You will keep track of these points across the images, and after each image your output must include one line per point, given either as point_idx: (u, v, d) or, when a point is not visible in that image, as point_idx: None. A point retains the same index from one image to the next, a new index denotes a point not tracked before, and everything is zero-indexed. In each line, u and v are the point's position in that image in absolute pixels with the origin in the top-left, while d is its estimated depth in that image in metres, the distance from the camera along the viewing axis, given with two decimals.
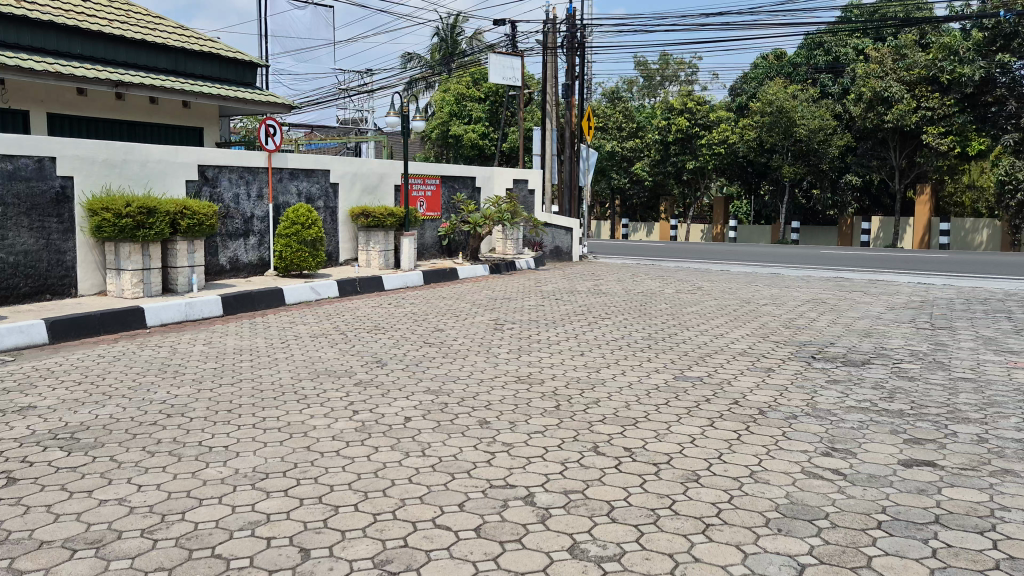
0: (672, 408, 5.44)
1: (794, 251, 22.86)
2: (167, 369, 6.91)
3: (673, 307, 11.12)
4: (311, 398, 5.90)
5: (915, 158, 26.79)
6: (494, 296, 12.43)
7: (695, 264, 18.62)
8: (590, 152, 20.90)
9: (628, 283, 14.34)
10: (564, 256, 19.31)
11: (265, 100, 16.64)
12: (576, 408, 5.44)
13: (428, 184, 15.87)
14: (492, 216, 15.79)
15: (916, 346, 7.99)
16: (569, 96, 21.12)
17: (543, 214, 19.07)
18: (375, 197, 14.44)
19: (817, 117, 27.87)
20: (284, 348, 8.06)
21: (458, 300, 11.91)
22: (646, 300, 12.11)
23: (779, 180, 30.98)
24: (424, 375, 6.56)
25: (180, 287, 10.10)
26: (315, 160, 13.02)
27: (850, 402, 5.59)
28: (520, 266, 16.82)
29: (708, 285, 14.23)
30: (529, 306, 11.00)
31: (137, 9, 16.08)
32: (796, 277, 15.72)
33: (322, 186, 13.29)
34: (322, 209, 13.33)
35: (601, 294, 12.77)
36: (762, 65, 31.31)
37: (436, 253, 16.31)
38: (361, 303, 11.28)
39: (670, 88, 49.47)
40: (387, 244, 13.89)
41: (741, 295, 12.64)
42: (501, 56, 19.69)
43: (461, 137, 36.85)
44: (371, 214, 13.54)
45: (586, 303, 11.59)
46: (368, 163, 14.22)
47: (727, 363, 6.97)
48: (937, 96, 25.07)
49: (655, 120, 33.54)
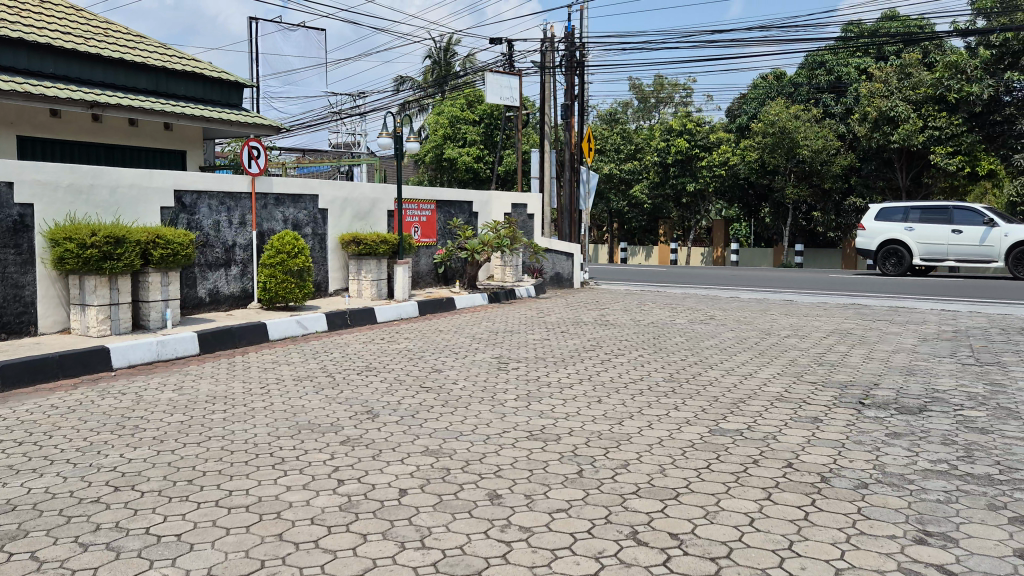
0: (717, 475, 4.58)
1: (800, 276, 22.09)
2: (125, 424, 6.03)
3: (690, 340, 10.29)
4: (289, 462, 5.03)
5: (922, 178, 26.15)
6: (496, 328, 11.61)
7: (703, 291, 17.81)
8: (591, 175, 20.16)
9: (635, 312, 13.55)
10: (565, 282, 18.49)
11: (251, 122, 15.90)
12: (603, 476, 4.59)
13: (423, 209, 15.08)
14: (491, 243, 14.94)
15: (970, 387, 7.16)
16: (568, 116, 20.42)
17: (543, 238, 18.29)
18: (366, 223, 13.62)
19: (821, 137, 27.22)
20: (263, 395, 7.17)
21: (457, 333, 11.07)
22: (659, 332, 11.29)
23: (781, 202, 30.28)
24: (423, 431, 5.70)
25: (152, 323, 9.23)
26: (303, 184, 12.22)
27: (924, 464, 4.75)
28: (520, 294, 15.98)
29: (721, 314, 13.47)
30: (534, 341, 10.15)
31: (116, 27, 15.32)
32: (812, 304, 14.89)
33: (310, 212, 12.47)
34: (310, 236, 12.50)
35: (610, 326, 11.94)
36: (762, 85, 30.77)
37: (431, 282, 15.47)
38: (351, 339, 10.41)
39: (665, 110, 49.07)
40: (380, 272, 13.06)
41: (758, 325, 11.86)
42: (499, 76, 18.98)
43: (456, 160, 36.18)
44: (362, 241, 12.71)
45: (596, 336, 10.78)
46: (360, 188, 13.43)
47: (766, 412, 6.13)
48: (945, 115, 24.25)
49: (653, 141, 32.89)
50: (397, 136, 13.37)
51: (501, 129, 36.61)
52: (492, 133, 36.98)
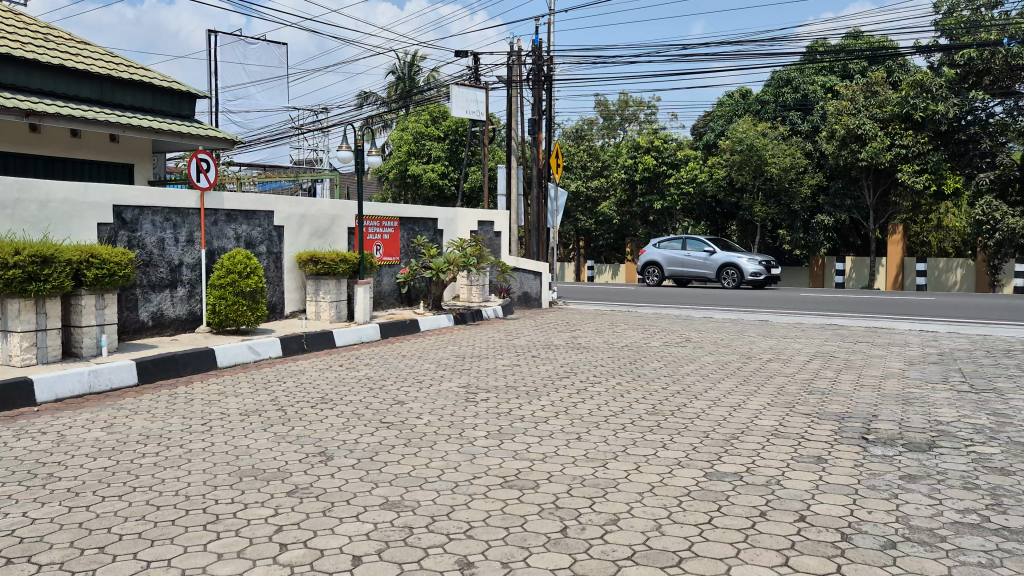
0: (723, 533, 3.97)
1: (771, 295, 21.76)
2: (39, 472, 5.26)
3: (668, 365, 9.72)
4: (225, 519, 4.32)
5: (890, 196, 26.07)
6: (462, 352, 10.95)
7: (675, 310, 17.33)
8: (559, 191, 19.67)
9: (607, 334, 12.98)
10: (533, 302, 17.91)
11: (204, 135, 15.12)
12: (591, 536, 3.96)
13: (385, 227, 14.41)
14: (456, 261, 14.29)
15: (975, 417, 6.67)
16: (535, 131, 19.92)
17: (511, 257, 17.68)
18: (325, 242, 12.90)
19: (788, 155, 27.19)
20: (203, 432, 6.40)
21: (421, 358, 10.37)
22: (634, 356, 10.72)
23: (749, 219, 30.07)
24: (382, 478, 5.01)
25: (85, 350, 8.43)
26: (257, 200, 11.48)
27: (953, 515, 4.19)
28: (487, 315, 15.35)
29: (696, 335, 12.95)
30: (504, 367, 9.51)
31: (60, 34, 14.49)
32: (789, 325, 14.44)
33: (265, 229, 11.73)
34: (265, 255, 11.74)
35: (582, 349, 11.34)
36: (728, 103, 30.59)
37: (395, 302, 14.77)
38: (307, 365, 9.67)
39: (631, 128, 49.01)
40: (339, 293, 12.33)
41: (737, 349, 11.35)
42: (464, 89, 18.42)
43: (420, 177, 35.53)
44: (320, 260, 11.98)
45: (568, 361, 10.17)
46: (319, 204, 12.72)
47: (764, 452, 5.55)
48: (912, 133, 24.21)
49: (620, 158, 32.61)
50: (358, 149, 12.66)
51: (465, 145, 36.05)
52: (457, 150, 36.41)
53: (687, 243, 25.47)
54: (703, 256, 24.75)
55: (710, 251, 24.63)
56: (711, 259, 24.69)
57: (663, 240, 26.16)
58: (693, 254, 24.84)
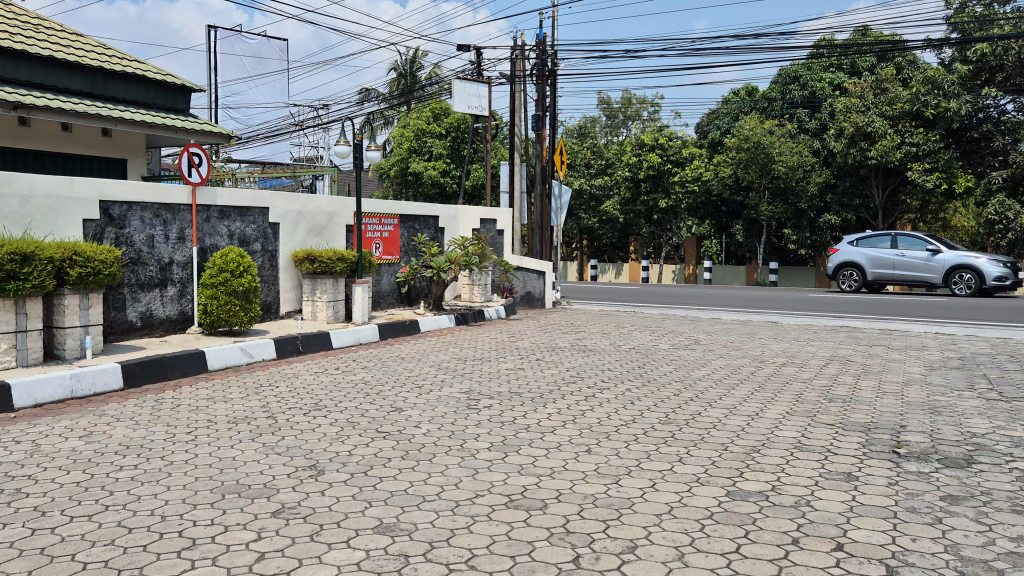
0: (754, 566, 3.57)
1: (779, 296, 21.36)
2: (5, 487, 4.86)
3: (679, 370, 9.32)
4: (202, 544, 3.91)
5: (899, 194, 25.69)
6: (464, 354, 10.56)
7: (681, 311, 16.94)
8: (564, 189, 19.27)
9: (613, 336, 12.59)
10: (536, 302, 17.52)
11: (199, 129, 14.72)
12: (607, 568, 3.55)
13: (385, 224, 14.02)
14: (458, 260, 13.88)
15: (1010, 429, 6.27)
16: (539, 128, 19.52)
17: (514, 256, 17.28)
18: (322, 239, 12.51)
19: (796, 153, 26.80)
20: (188, 442, 6.00)
21: (421, 361, 9.98)
22: (642, 359, 10.33)
23: (754, 218, 29.71)
24: (376, 496, 4.61)
25: (68, 352, 8.03)
26: (251, 196, 11.09)
27: (1006, 545, 3.79)
28: (489, 315, 14.96)
29: (705, 338, 12.55)
30: (508, 371, 9.12)
31: (51, 25, 14.09)
32: (800, 327, 14.04)
33: (259, 226, 11.34)
34: (260, 253, 11.35)
35: (588, 351, 10.94)
36: (734, 100, 30.18)
37: (395, 302, 14.37)
38: (301, 368, 9.28)
39: (632, 126, 48.63)
40: (337, 293, 11.93)
41: (748, 352, 10.95)
42: (466, 83, 18.01)
43: (421, 174, 35.12)
44: (317, 258, 11.58)
45: (574, 364, 9.78)
46: (317, 201, 12.32)
47: (789, 468, 5.14)
48: (922, 131, 23.81)
49: (624, 156, 32.21)
50: (357, 144, 12.26)
51: (467, 143, 35.68)
52: (458, 147, 36.01)
53: (897, 241, 21.22)
54: (923, 257, 20.79)
55: (932, 251, 20.76)
56: (935, 261, 20.59)
57: (863, 236, 22.05)
58: (908, 253, 21.04)
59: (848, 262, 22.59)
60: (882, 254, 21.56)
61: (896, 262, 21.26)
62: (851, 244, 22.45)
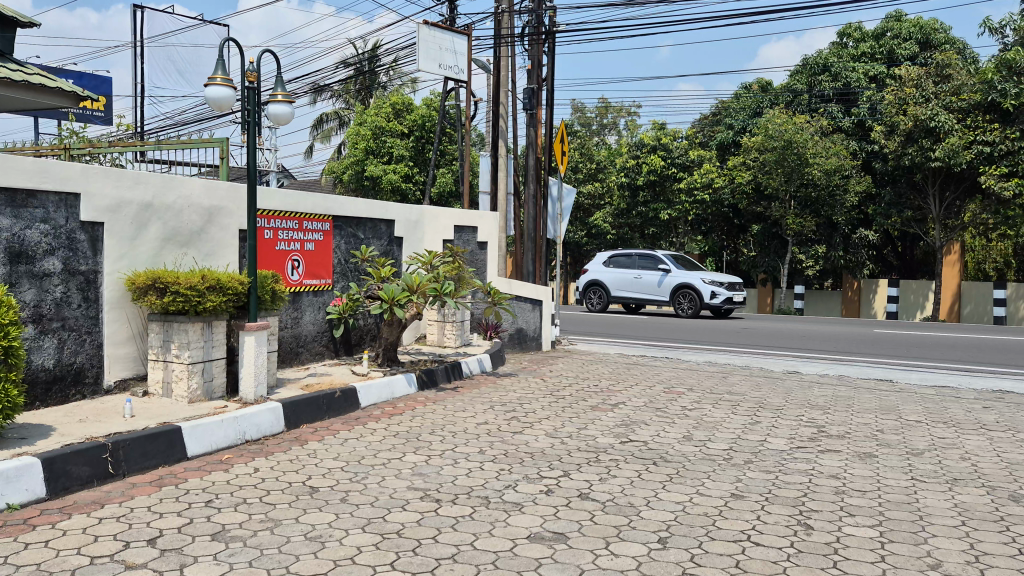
0: None
1: (835, 332, 16.57)
2: None
3: (897, 543, 4.37)
4: None
5: (959, 205, 21.41)
6: (429, 478, 5.48)
7: (738, 359, 12.03)
8: (566, 189, 14.47)
9: (682, 419, 7.62)
10: (530, 344, 12.63)
11: (18, 80, 9.38)
12: None
13: (308, 232, 8.91)
14: (422, 287, 8.77)
15: None
16: (532, 106, 14.58)
17: (501, 278, 12.27)
18: (192, 254, 7.37)
19: (832, 153, 22.38)
20: None
21: (345, 505, 4.88)
22: (781, 491, 5.34)
23: (774, 232, 24.96)
24: None
25: None
26: (38, 169, 6.00)
27: None
28: (469, 369, 9.93)
29: (831, 424, 7.63)
30: (532, 556, 4.06)
31: None
32: (947, 394, 9.21)
33: (58, 227, 6.22)
34: (57, 275, 6.22)
35: (663, 465, 5.95)
36: (747, 94, 25.61)
37: (325, 351, 9.26)
38: (67, 548, 4.09)
39: (611, 135, 44.10)
40: (210, 349, 6.79)
41: (950, 467, 6.05)
42: (436, 32, 13.03)
43: (379, 179, 30.11)
44: (168, 285, 6.43)
45: (664, 517, 4.74)
46: (182, 187, 7.23)
47: None
48: (998, 126, 19.45)
49: (619, 160, 27.51)
50: (248, 89, 7.07)
51: (435, 143, 30.70)
52: (423, 148, 31.00)
53: (636, 261, 21.82)
54: (655, 278, 21.24)
55: (665, 271, 21.19)
56: (664, 283, 21.06)
57: (614, 255, 22.37)
58: (644, 276, 21.46)
59: (596, 283, 22.54)
60: (623, 275, 21.95)
61: (633, 283, 21.68)
62: (602, 265, 22.74)
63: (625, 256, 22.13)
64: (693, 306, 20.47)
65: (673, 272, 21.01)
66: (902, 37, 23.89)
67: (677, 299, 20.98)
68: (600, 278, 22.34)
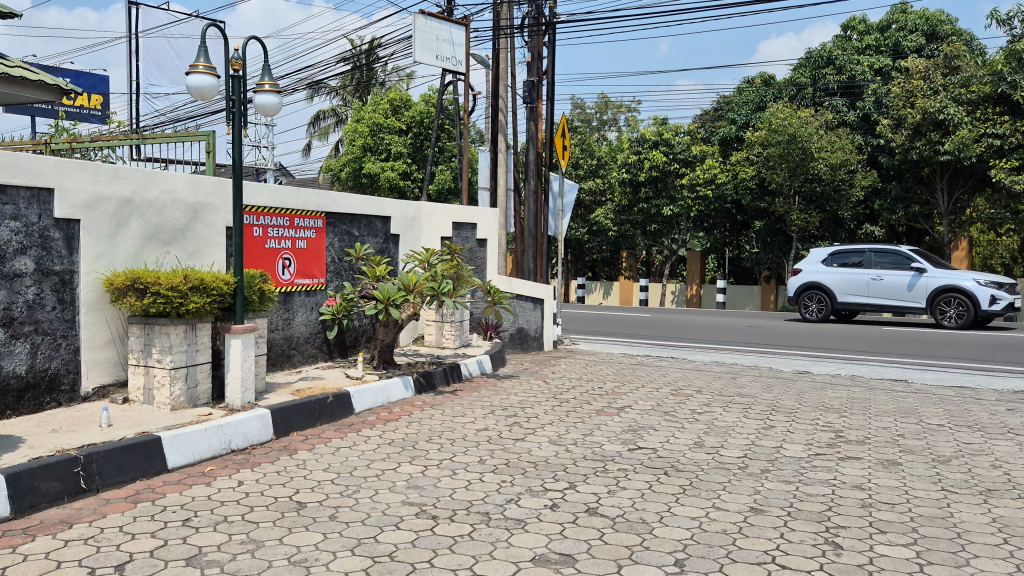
0: None
1: (842, 330, 16.21)
2: None
3: (937, 564, 3.99)
4: None
5: (967, 199, 21.02)
6: (425, 491, 5.10)
7: (745, 359, 11.65)
8: (568, 184, 14.07)
9: (692, 424, 7.24)
10: (531, 344, 12.25)
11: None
12: None
13: (299, 230, 8.54)
14: (419, 286, 8.39)
15: None
16: (531, 99, 14.19)
17: (501, 277, 11.90)
18: (175, 252, 6.99)
19: (838, 148, 21.98)
20: None
21: (334, 523, 4.51)
22: (803, 504, 4.96)
23: (778, 227, 24.55)
24: None
25: None
26: (7, 162, 5.63)
27: None
28: (469, 371, 9.56)
29: (848, 428, 7.26)
30: None
31: None
32: (965, 395, 8.85)
33: (29, 225, 5.85)
34: (29, 275, 5.85)
35: (675, 475, 5.57)
36: (750, 89, 25.21)
37: (317, 354, 8.89)
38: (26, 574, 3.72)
39: (610, 132, 43.70)
40: (195, 353, 6.42)
41: (981, 475, 5.67)
42: (434, 22, 12.62)
43: (376, 177, 29.69)
44: (148, 286, 6.06)
45: (679, 536, 4.36)
46: (164, 182, 6.85)
47: None
48: (1008, 118, 19.05)
49: (620, 156, 27.10)
50: (233, 78, 6.70)
51: (434, 139, 30.30)
52: (422, 144, 30.57)
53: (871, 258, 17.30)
54: (903, 279, 16.77)
55: (917, 270, 16.71)
56: (915, 286, 16.65)
57: (838, 251, 17.93)
58: (888, 277, 16.95)
59: (813, 286, 18.13)
60: (853, 276, 17.49)
61: (869, 287, 17.18)
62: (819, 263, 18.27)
63: (858, 250, 17.57)
64: (964, 317, 16.02)
65: (930, 272, 16.55)
66: (907, 29, 23.49)
67: (935, 307, 16.53)
68: (821, 281, 17.96)
